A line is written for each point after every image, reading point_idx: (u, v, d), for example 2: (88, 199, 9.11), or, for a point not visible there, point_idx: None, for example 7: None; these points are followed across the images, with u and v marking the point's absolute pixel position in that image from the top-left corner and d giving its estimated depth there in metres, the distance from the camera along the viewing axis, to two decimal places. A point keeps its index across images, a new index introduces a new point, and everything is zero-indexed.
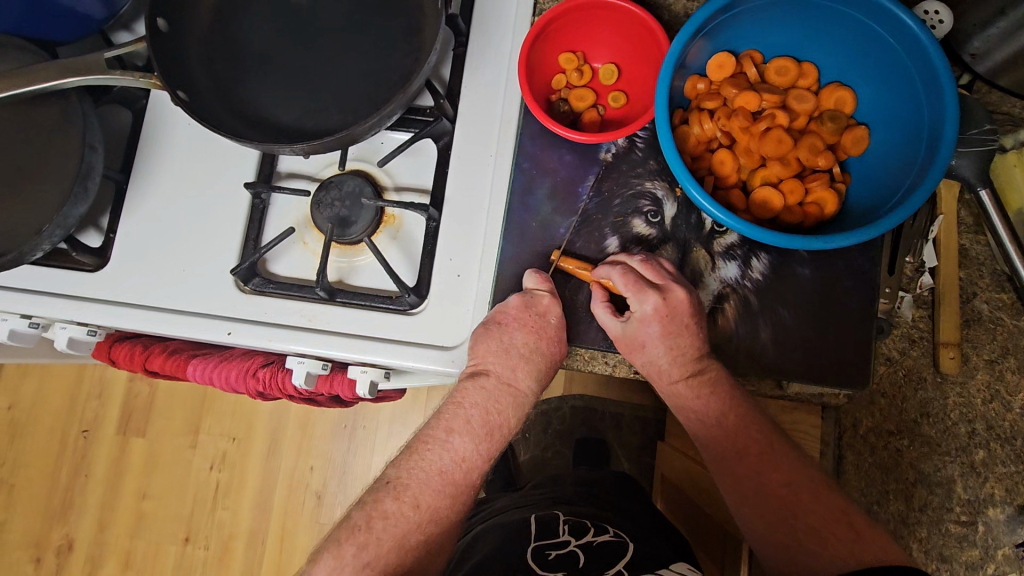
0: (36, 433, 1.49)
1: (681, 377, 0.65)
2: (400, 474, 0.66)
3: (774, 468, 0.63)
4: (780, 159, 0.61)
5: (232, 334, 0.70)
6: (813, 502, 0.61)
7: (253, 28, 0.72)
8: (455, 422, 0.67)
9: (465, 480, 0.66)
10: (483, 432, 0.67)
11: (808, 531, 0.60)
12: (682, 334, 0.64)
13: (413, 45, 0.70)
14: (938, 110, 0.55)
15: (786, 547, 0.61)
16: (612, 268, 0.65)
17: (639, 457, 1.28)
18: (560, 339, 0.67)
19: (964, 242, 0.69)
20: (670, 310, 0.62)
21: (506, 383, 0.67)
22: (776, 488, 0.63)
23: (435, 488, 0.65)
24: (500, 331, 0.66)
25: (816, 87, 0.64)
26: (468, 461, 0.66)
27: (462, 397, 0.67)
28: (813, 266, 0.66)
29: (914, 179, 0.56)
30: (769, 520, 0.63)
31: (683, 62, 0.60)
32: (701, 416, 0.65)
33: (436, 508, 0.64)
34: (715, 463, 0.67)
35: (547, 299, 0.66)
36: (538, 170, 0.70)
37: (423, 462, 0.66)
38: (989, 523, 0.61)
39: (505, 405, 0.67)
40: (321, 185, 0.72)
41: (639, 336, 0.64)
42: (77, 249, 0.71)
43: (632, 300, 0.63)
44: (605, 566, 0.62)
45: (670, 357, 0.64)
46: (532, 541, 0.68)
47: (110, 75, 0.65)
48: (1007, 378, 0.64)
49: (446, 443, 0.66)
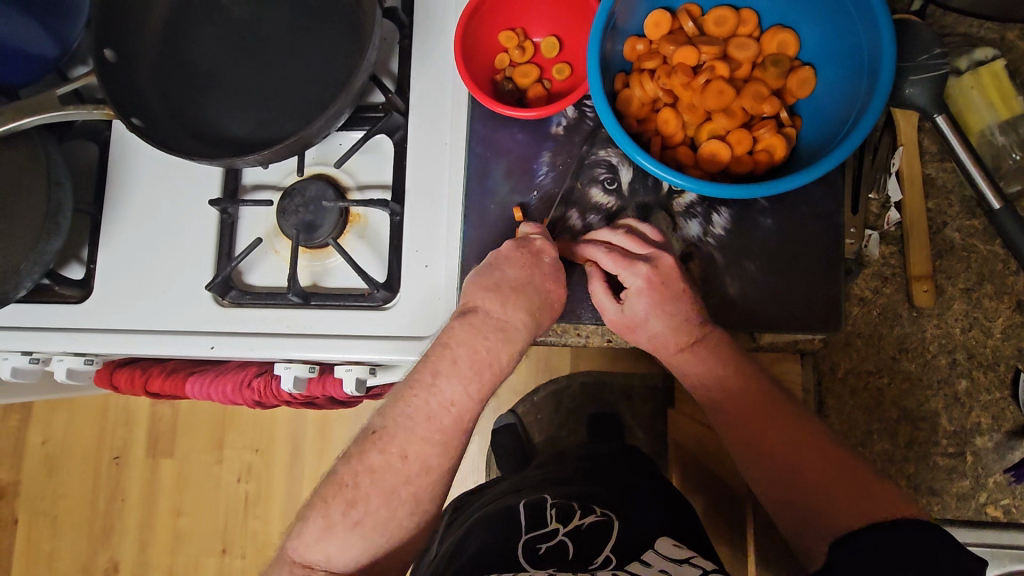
0: (72, 463, 1.54)
1: (686, 345, 0.65)
2: (386, 424, 0.61)
3: (782, 427, 0.62)
4: (724, 111, 0.60)
5: (214, 348, 0.72)
6: (821, 461, 0.59)
7: (201, 48, 0.73)
8: (441, 363, 0.62)
9: (456, 423, 0.62)
10: (472, 372, 0.62)
11: (817, 490, 0.58)
12: (679, 300, 0.63)
13: (354, 42, 0.70)
14: (876, 37, 0.54)
15: (796, 506, 0.59)
16: (596, 249, 0.64)
17: (653, 427, 1.24)
18: (555, 277, 0.65)
19: (929, 170, 0.68)
20: (663, 277, 0.62)
21: (497, 318, 0.63)
22: (776, 448, 0.62)
23: (422, 434, 0.61)
24: (490, 270, 0.64)
25: (758, 32, 0.63)
26: (458, 404, 0.62)
27: (449, 336, 0.63)
28: (774, 215, 0.65)
29: (858, 114, 0.55)
30: (778, 480, 0.61)
31: (615, 25, 0.59)
32: (705, 382, 0.65)
33: (425, 456, 0.60)
34: (718, 430, 0.66)
35: (541, 241, 0.65)
36: (492, 151, 0.71)
37: (408, 408, 0.61)
38: (978, 451, 0.67)
39: (495, 342, 0.63)
40: (284, 194, 0.73)
41: (636, 313, 0.64)
42: (59, 283, 0.74)
43: (624, 276, 0.62)
44: (593, 557, 0.63)
45: (672, 327, 0.64)
46: (522, 530, 0.68)
47: (63, 111, 0.67)
48: (985, 304, 0.67)
49: (433, 386, 0.61)
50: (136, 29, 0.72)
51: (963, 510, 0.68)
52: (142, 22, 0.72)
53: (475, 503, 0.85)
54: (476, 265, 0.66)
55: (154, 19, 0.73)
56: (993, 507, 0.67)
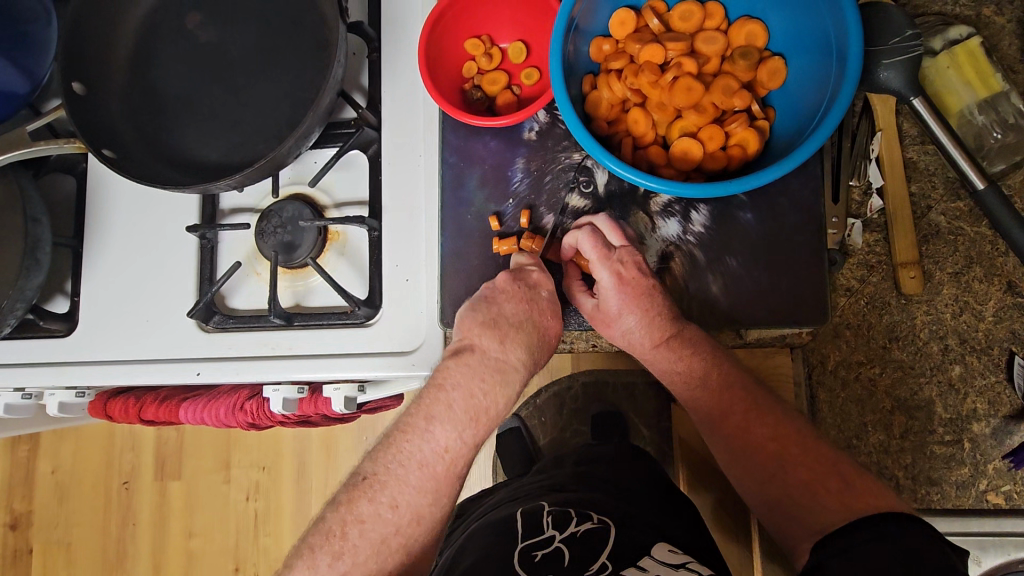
0: (82, 490, 1.55)
1: (661, 341, 0.63)
2: (377, 470, 0.60)
3: (762, 422, 0.61)
4: (693, 108, 0.59)
5: (201, 374, 0.72)
6: (803, 456, 0.59)
7: (169, 74, 0.72)
8: (436, 408, 0.60)
9: (448, 472, 0.60)
10: (467, 419, 0.60)
11: (798, 486, 0.57)
12: (649, 297, 0.62)
13: (322, 58, 0.70)
14: (842, 24, 0.53)
15: (778, 503, 0.58)
16: (579, 232, 0.63)
17: (658, 423, 1.18)
18: (553, 311, 0.65)
19: (910, 154, 0.68)
20: (632, 274, 0.62)
21: (494, 359, 0.62)
22: (765, 443, 0.61)
23: (414, 484, 0.59)
24: (488, 305, 0.64)
25: (726, 25, 0.62)
26: (452, 450, 0.60)
27: (444, 378, 0.61)
28: (754, 209, 0.64)
29: (829, 103, 0.54)
30: (760, 476, 0.60)
31: (577, 26, 0.58)
32: (684, 377, 0.64)
33: (417, 506, 0.59)
34: (706, 429, 0.65)
35: (537, 272, 0.65)
36: (466, 161, 0.70)
37: (401, 453, 0.60)
38: (975, 438, 0.67)
39: (490, 386, 0.61)
40: (262, 215, 0.72)
41: (609, 309, 0.63)
42: (45, 317, 0.74)
43: (595, 267, 0.62)
44: (589, 563, 0.59)
45: (645, 322, 0.62)
46: (518, 539, 0.65)
47: (32, 147, 0.66)
48: (975, 287, 0.67)
49: (426, 432, 0.60)
50: (104, 59, 0.72)
51: (964, 498, 0.67)
52: (111, 52, 0.72)
53: (474, 514, 0.83)
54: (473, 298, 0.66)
55: (122, 49, 0.72)
56: (994, 494, 0.67)
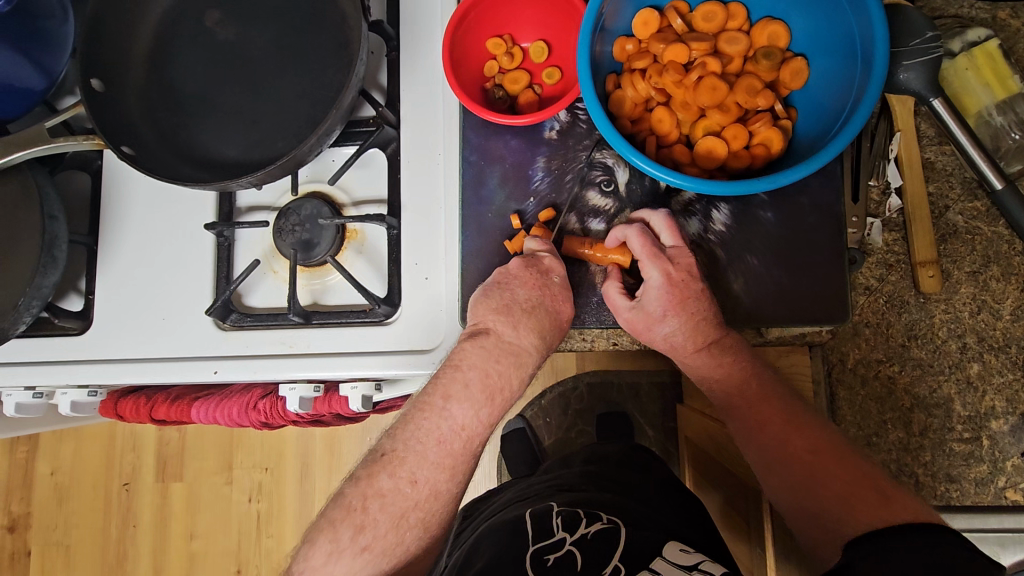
0: (83, 492, 1.54)
1: (703, 346, 0.64)
2: (396, 446, 0.60)
3: (798, 433, 0.61)
4: (718, 107, 0.59)
5: (218, 373, 0.72)
6: (842, 470, 0.58)
7: (188, 72, 0.72)
8: (453, 387, 0.60)
9: (465, 449, 0.61)
10: (483, 397, 0.61)
11: (834, 500, 0.56)
12: (698, 300, 0.62)
13: (342, 57, 0.70)
14: (867, 25, 0.54)
15: (810, 513, 0.57)
16: (628, 229, 0.63)
17: (663, 423, 1.19)
18: (564, 297, 0.65)
19: (929, 154, 0.68)
20: (682, 274, 0.62)
21: (508, 342, 0.63)
22: (801, 453, 0.60)
23: (433, 460, 0.59)
24: (500, 291, 0.64)
25: (748, 26, 0.62)
26: (469, 428, 0.61)
27: (460, 358, 0.62)
28: (775, 209, 0.65)
29: (854, 102, 0.55)
30: (791, 484, 0.59)
31: (603, 26, 0.59)
32: (723, 384, 0.64)
33: (434, 482, 0.59)
34: (741, 436, 0.64)
35: (549, 258, 0.65)
36: (486, 160, 0.70)
37: (420, 431, 0.60)
38: (993, 435, 0.68)
39: (505, 366, 0.62)
40: (280, 214, 0.72)
41: (653, 310, 0.63)
42: (59, 315, 0.73)
43: (647, 265, 0.62)
44: (601, 567, 0.59)
45: (689, 327, 0.63)
46: (528, 543, 0.64)
47: (52, 144, 0.65)
48: (992, 286, 0.68)
49: (444, 411, 0.60)
50: (124, 57, 0.71)
51: (982, 496, 0.68)
52: (129, 49, 0.72)
53: (486, 512, 0.83)
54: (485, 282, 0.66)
55: (140, 46, 0.72)
56: (1013, 491, 0.68)
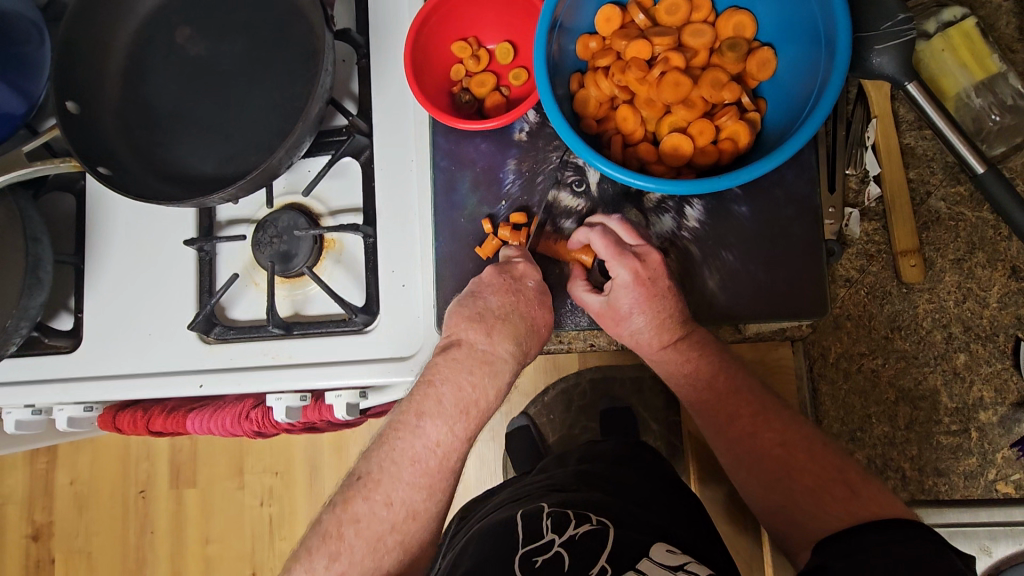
0: (101, 500, 1.57)
1: (669, 343, 0.64)
2: (370, 469, 0.60)
3: (768, 427, 0.61)
4: (682, 102, 0.59)
5: (204, 386, 0.73)
6: (810, 463, 0.58)
7: (162, 88, 0.73)
8: (426, 404, 0.60)
9: (441, 466, 0.60)
10: (456, 412, 0.60)
11: (805, 493, 0.57)
12: (665, 298, 0.62)
13: (310, 67, 0.70)
14: (829, 11, 0.52)
15: (783, 510, 0.58)
16: (591, 231, 0.63)
17: (667, 418, 1.13)
18: (540, 303, 0.65)
19: (908, 140, 0.70)
20: (650, 272, 0.61)
21: (482, 351, 0.63)
22: (772, 448, 0.60)
23: (406, 480, 0.59)
24: (473, 301, 0.64)
25: (713, 16, 0.61)
26: (444, 445, 0.60)
27: (433, 373, 0.62)
28: (750, 203, 0.63)
29: (819, 90, 0.53)
30: (764, 481, 0.60)
31: (562, 24, 0.58)
32: (692, 380, 0.64)
33: (411, 503, 0.59)
34: (711, 433, 0.64)
35: (523, 264, 0.65)
36: (457, 164, 0.70)
37: (394, 451, 0.60)
38: (982, 427, 0.69)
39: (479, 378, 0.62)
40: (257, 227, 0.72)
41: (620, 307, 0.62)
42: (49, 334, 0.75)
43: (613, 265, 0.61)
44: (589, 566, 0.58)
45: (656, 324, 0.63)
46: (517, 545, 0.63)
47: (29, 168, 0.66)
48: (978, 274, 0.69)
49: (417, 428, 0.60)
50: (98, 77, 0.72)
51: (973, 489, 0.69)
52: (104, 69, 0.73)
53: (479, 514, 0.83)
54: (459, 294, 0.66)
55: (113, 66, 0.73)
56: (1004, 483, 0.69)
